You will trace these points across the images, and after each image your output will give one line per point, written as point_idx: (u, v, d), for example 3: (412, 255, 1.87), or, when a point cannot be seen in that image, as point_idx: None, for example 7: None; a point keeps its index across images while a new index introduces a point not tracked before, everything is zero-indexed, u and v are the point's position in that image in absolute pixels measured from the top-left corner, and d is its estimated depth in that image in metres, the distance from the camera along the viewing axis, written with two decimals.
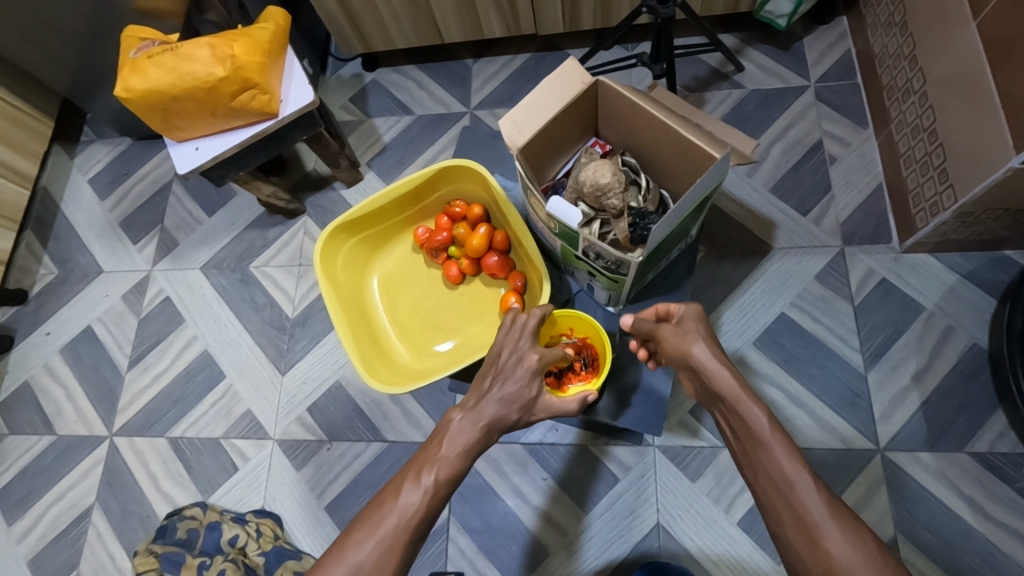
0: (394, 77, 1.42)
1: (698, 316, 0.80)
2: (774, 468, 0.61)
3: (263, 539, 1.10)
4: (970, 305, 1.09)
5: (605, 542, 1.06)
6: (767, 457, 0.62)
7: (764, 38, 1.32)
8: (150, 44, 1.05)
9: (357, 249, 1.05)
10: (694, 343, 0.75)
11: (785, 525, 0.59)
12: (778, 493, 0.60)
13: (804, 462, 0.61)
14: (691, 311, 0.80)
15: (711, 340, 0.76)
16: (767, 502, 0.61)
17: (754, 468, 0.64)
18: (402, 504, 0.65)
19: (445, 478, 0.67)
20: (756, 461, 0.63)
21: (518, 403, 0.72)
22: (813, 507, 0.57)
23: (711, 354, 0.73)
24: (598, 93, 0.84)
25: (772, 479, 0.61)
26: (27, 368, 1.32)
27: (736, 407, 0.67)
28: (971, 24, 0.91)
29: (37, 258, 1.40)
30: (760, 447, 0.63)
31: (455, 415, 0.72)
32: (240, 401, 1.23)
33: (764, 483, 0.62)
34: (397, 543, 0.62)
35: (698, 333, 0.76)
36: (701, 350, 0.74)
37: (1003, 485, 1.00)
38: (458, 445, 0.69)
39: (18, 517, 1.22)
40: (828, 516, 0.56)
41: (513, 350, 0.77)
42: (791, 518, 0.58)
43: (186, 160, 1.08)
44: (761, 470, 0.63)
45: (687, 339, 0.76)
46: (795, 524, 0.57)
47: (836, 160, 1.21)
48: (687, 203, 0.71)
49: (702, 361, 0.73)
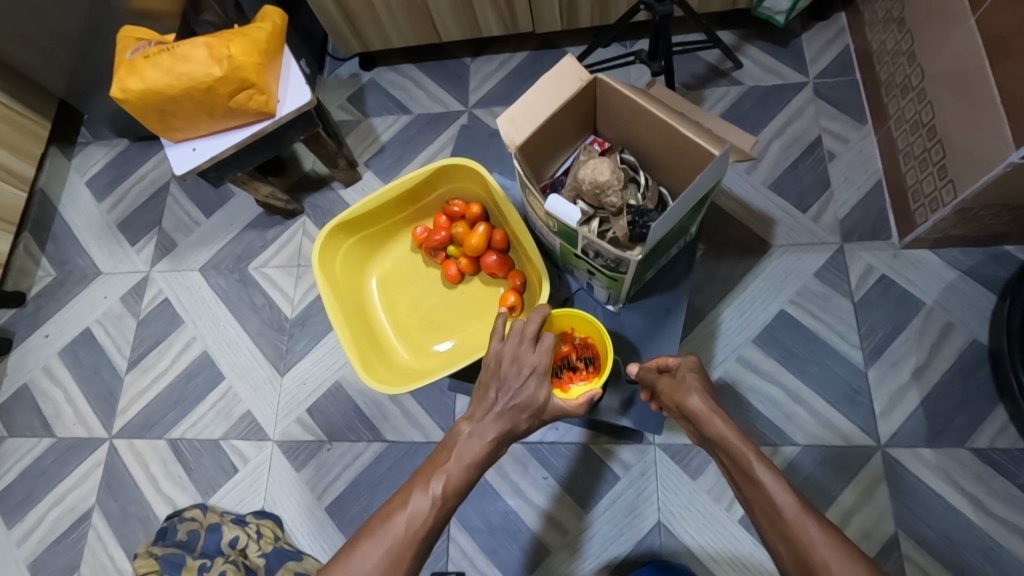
0: (392, 76, 1.42)
1: (694, 367, 0.83)
2: (772, 508, 0.65)
3: (263, 541, 1.09)
4: (970, 301, 1.09)
5: (606, 540, 1.06)
6: (763, 497, 0.66)
7: (762, 35, 1.31)
8: (147, 44, 1.05)
9: (356, 249, 1.05)
10: (687, 393, 0.77)
11: (786, 559, 0.63)
12: (778, 531, 0.64)
13: (796, 497, 0.64)
14: (689, 362, 0.83)
15: (702, 387, 0.78)
16: (772, 543, 0.64)
17: (756, 512, 0.67)
18: (410, 512, 0.65)
19: (453, 488, 0.68)
20: (758, 505, 0.67)
21: (527, 412, 0.73)
22: (812, 542, 0.60)
23: (705, 404, 0.76)
24: (597, 91, 0.83)
25: (770, 518, 0.65)
26: (26, 370, 1.32)
27: (733, 453, 0.71)
28: (969, 20, 0.91)
29: (35, 260, 1.39)
30: (756, 488, 0.67)
31: (462, 427, 0.72)
32: (240, 402, 1.23)
33: (767, 525, 0.65)
34: (404, 552, 0.63)
35: (691, 382, 0.79)
36: (695, 399, 0.76)
37: (1003, 480, 1.00)
38: (467, 457, 0.70)
39: (18, 519, 1.22)
40: (823, 545, 0.59)
41: (514, 358, 0.74)
42: (794, 556, 0.61)
43: (183, 161, 1.08)
44: (763, 513, 0.66)
45: (682, 390, 0.78)
46: (799, 561, 0.61)
47: (835, 157, 1.21)
48: (687, 200, 0.70)
49: (696, 410, 0.76)
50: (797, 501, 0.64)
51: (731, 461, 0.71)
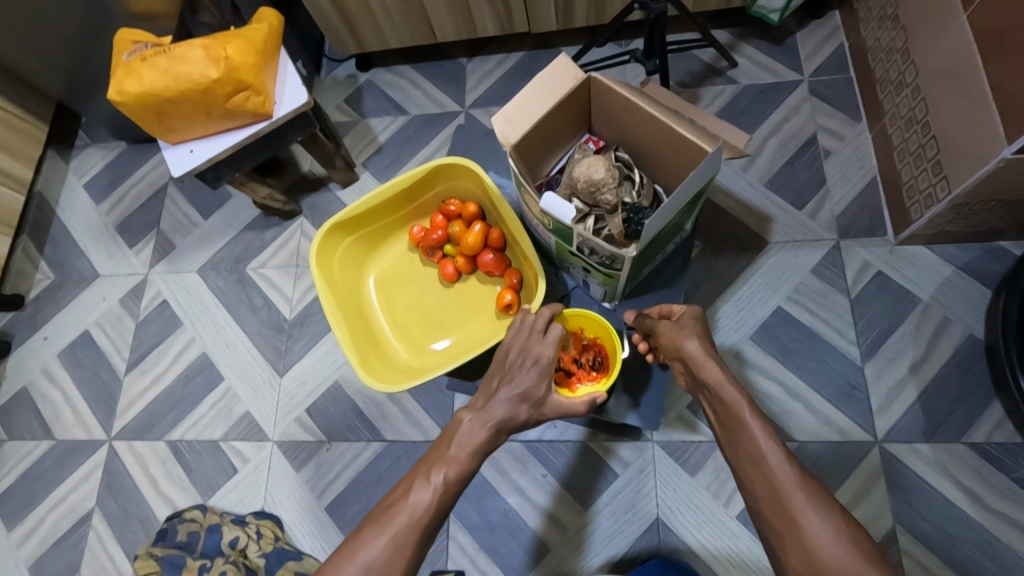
0: (388, 77, 1.42)
1: (697, 316, 0.81)
2: (756, 454, 0.66)
3: (263, 541, 1.10)
4: (966, 296, 1.09)
5: (606, 538, 1.06)
6: (751, 444, 0.67)
7: (758, 33, 1.32)
8: (143, 46, 1.05)
9: (353, 248, 1.06)
10: (686, 338, 0.77)
11: (761, 501, 0.64)
12: (759, 475, 0.65)
13: (784, 448, 0.65)
14: (692, 311, 0.82)
15: (703, 334, 0.78)
16: (750, 486, 0.66)
17: (737, 453, 0.68)
18: (412, 502, 0.65)
19: (454, 476, 0.68)
20: (742, 450, 0.67)
21: (527, 403, 0.73)
22: (792, 490, 0.62)
23: (703, 349, 0.76)
24: (591, 90, 0.84)
25: (753, 461, 0.66)
26: (26, 373, 1.32)
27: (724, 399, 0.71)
28: (962, 16, 0.91)
29: (33, 263, 1.40)
30: (744, 433, 0.68)
31: (463, 415, 0.73)
32: (239, 402, 1.23)
33: (748, 470, 0.66)
34: (408, 541, 0.62)
35: (692, 328, 0.79)
36: (693, 345, 0.76)
37: (1001, 475, 1.01)
38: (469, 444, 0.70)
39: (18, 522, 1.22)
40: (800, 493, 0.61)
41: (521, 349, 0.77)
42: (769, 499, 0.63)
43: (180, 163, 1.08)
44: (745, 458, 0.67)
45: (681, 334, 0.78)
46: (770, 502, 0.62)
47: (830, 154, 1.22)
48: (681, 196, 0.71)
49: (693, 355, 0.75)
50: (784, 452, 0.65)
51: (722, 404, 0.71)
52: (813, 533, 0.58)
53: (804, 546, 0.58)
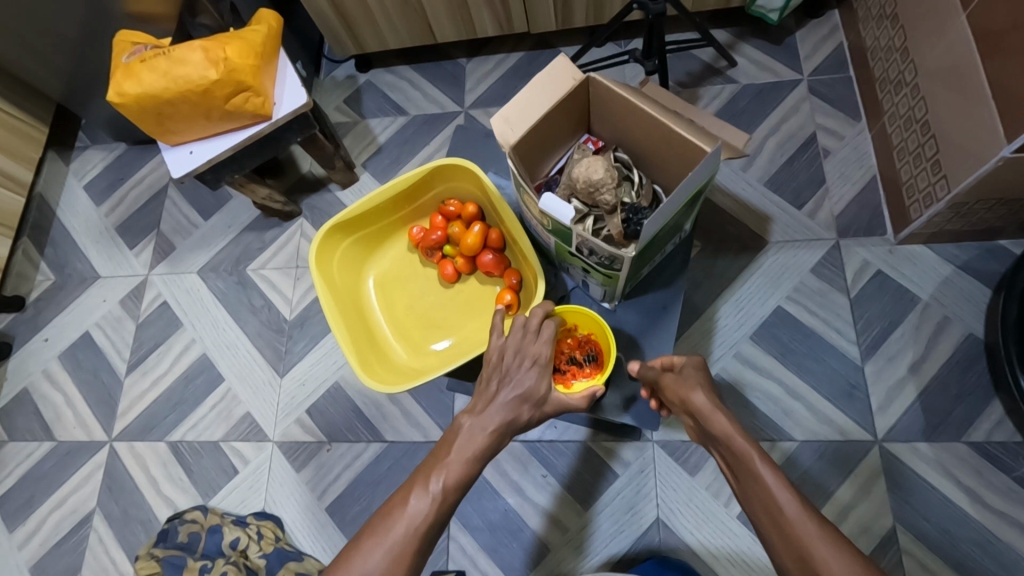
0: (388, 78, 1.42)
1: (699, 366, 0.82)
2: (772, 503, 0.65)
3: (264, 542, 1.10)
4: (965, 295, 1.09)
5: (606, 537, 1.06)
6: (766, 494, 0.66)
7: (757, 33, 1.32)
8: (143, 48, 1.05)
9: (353, 250, 1.06)
10: (691, 389, 0.77)
11: (783, 554, 0.63)
12: (777, 525, 0.64)
13: (798, 494, 0.65)
14: (693, 361, 0.82)
15: (708, 385, 0.78)
16: (771, 541, 0.64)
17: (754, 506, 0.67)
18: (410, 511, 0.65)
19: (453, 484, 0.68)
20: (758, 504, 0.67)
21: (528, 403, 0.73)
22: (813, 541, 0.60)
23: (708, 399, 0.76)
24: (591, 90, 0.84)
25: (770, 510, 0.65)
26: (26, 374, 1.32)
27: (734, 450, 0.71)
28: (961, 15, 0.91)
29: (34, 265, 1.40)
30: (757, 483, 0.67)
31: (463, 420, 0.72)
32: (239, 403, 1.23)
33: (767, 525, 0.65)
34: (406, 551, 0.63)
35: (696, 379, 0.79)
36: (699, 396, 0.76)
37: (1000, 474, 1.01)
38: (468, 450, 0.70)
39: (19, 523, 1.23)
40: (818, 539, 0.60)
41: (518, 351, 0.76)
42: (793, 555, 0.62)
43: (180, 164, 1.08)
44: (762, 511, 0.66)
45: (686, 385, 0.78)
46: (796, 559, 0.61)
47: (830, 153, 1.22)
48: (680, 196, 0.71)
49: (701, 407, 0.75)
50: (797, 498, 0.64)
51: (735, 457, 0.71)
52: None
53: None
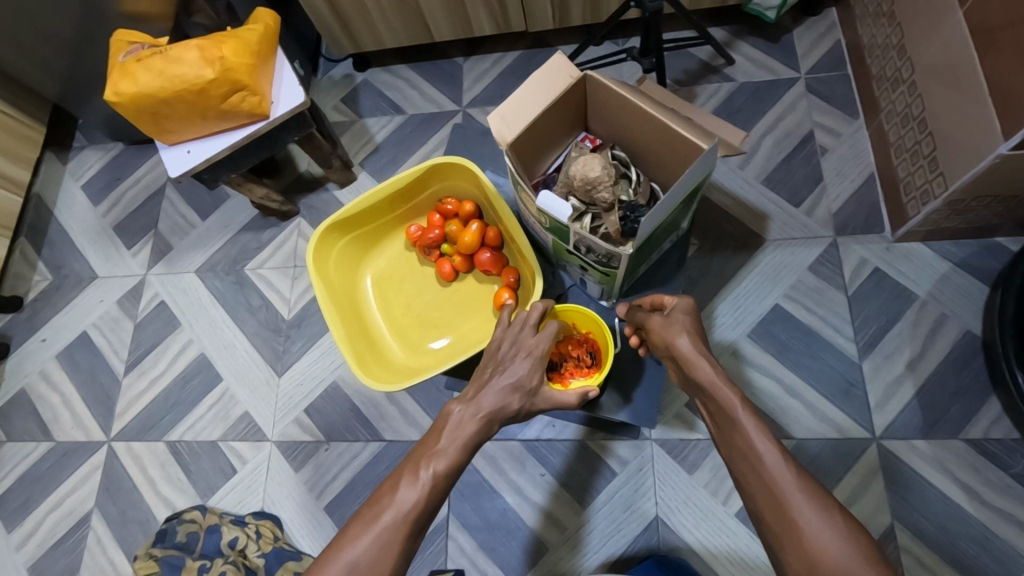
0: (385, 76, 1.42)
1: (689, 310, 0.79)
2: (751, 452, 0.62)
3: (263, 541, 1.10)
4: (963, 292, 1.10)
5: (605, 537, 1.06)
6: (745, 442, 0.63)
7: (754, 31, 1.32)
8: (139, 47, 1.05)
9: (350, 249, 1.06)
10: (678, 335, 0.74)
11: (759, 503, 0.60)
12: (754, 474, 0.61)
13: (781, 446, 0.62)
14: (683, 304, 0.79)
15: (695, 332, 0.76)
16: (742, 479, 0.63)
17: (732, 452, 0.65)
18: (399, 499, 0.64)
19: (443, 471, 0.66)
20: (733, 442, 0.65)
21: (519, 392, 0.73)
22: (786, 485, 0.58)
23: (694, 346, 0.73)
24: (587, 88, 0.84)
25: (747, 459, 0.62)
26: (24, 375, 1.32)
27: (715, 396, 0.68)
28: (958, 13, 0.91)
29: (31, 266, 1.39)
30: (736, 430, 0.64)
31: (453, 407, 0.72)
32: (237, 403, 1.23)
33: (744, 470, 0.63)
34: (395, 540, 0.61)
35: (684, 325, 0.76)
36: (685, 341, 0.74)
37: (998, 471, 1.01)
38: (459, 436, 0.69)
39: (17, 524, 1.22)
40: (799, 492, 0.58)
41: (513, 342, 0.78)
42: (763, 495, 0.60)
43: (177, 163, 1.08)
44: (736, 448, 0.64)
45: (673, 331, 0.76)
46: (772, 510, 0.58)
47: (827, 151, 1.22)
48: (677, 193, 0.71)
49: (684, 352, 0.73)
50: (778, 449, 0.61)
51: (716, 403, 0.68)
52: (811, 531, 0.55)
53: (802, 545, 0.55)
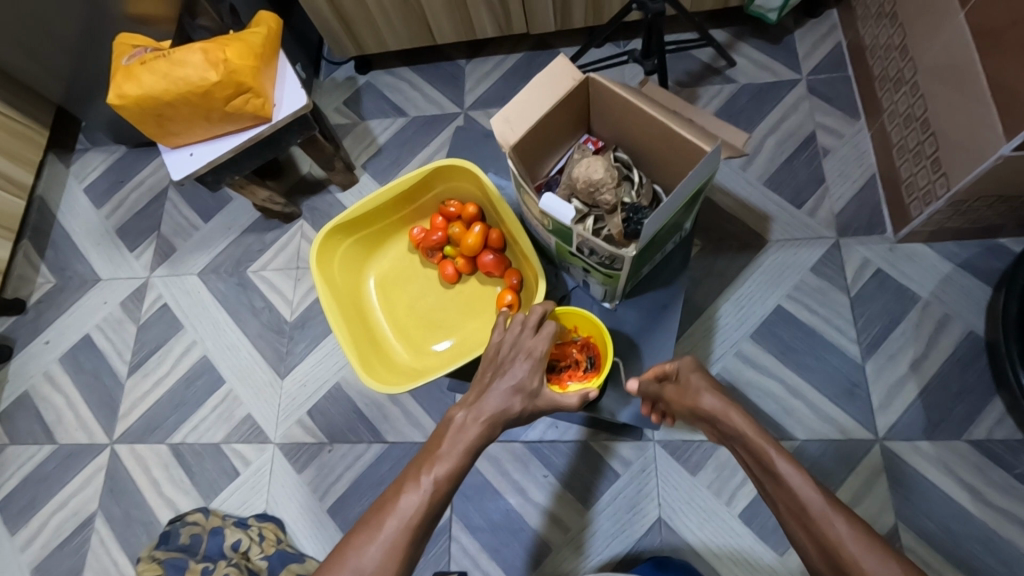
0: (387, 79, 1.43)
1: (693, 366, 0.83)
2: (798, 506, 0.68)
3: (266, 543, 1.10)
4: (965, 293, 1.10)
5: (607, 537, 1.06)
6: (791, 498, 0.69)
7: (755, 32, 1.32)
8: (143, 50, 1.05)
9: (353, 251, 1.06)
10: (699, 397, 0.79)
11: (817, 553, 0.67)
12: (805, 526, 0.68)
13: (826, 494, 0.68)
14: (686, 363, 0.82)
15: (715, 387, 0.80)
16: (798, 533, 0.69)
17: (781, 506, 0.71)
18: (403, 506, 0.65)
19: (445, 476, 0.68)
20: (784, 501, 0.70)
21: (521, 394, 0.73)
22: (840, 539, 0.64)
23: (719, 402, 0.78)
24: (589, 90, 0.84)
25: (797, 514, 0.68)
26: (27, 377, 1.32)
27: (752, 451, 0.74)
28: (959, 14, 0.91)
29: (35, 268, 1.40)
30: (780, 485, 0.70)
31: (456, 412, 0.73)
32: (240, 405, 1.23)
33: (795, 524, 0.69)
34: (398, 545, 0.63)
35: (701, 384, 0.80)
36: (709, 400, 0.78)
37: (1002, 471, 1.01)
38: (461, 441, 0.70)
39: (20, 526, 1.23)
40: (851, 540, 0.64)
41: (513, 345, 0.77)
42: (823, 551, 0.66)
43: (181, 165, 1.08)
44: (786, 506, 0.70)
45: (692, 393, 0.80)
46: (830, 559, 0.65)
47: (829, 152, 1.22)
48: (680, 195, 0.71)
49: (712, 410, 0.78)
50: (823, 497, 0.67)
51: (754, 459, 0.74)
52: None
53: None
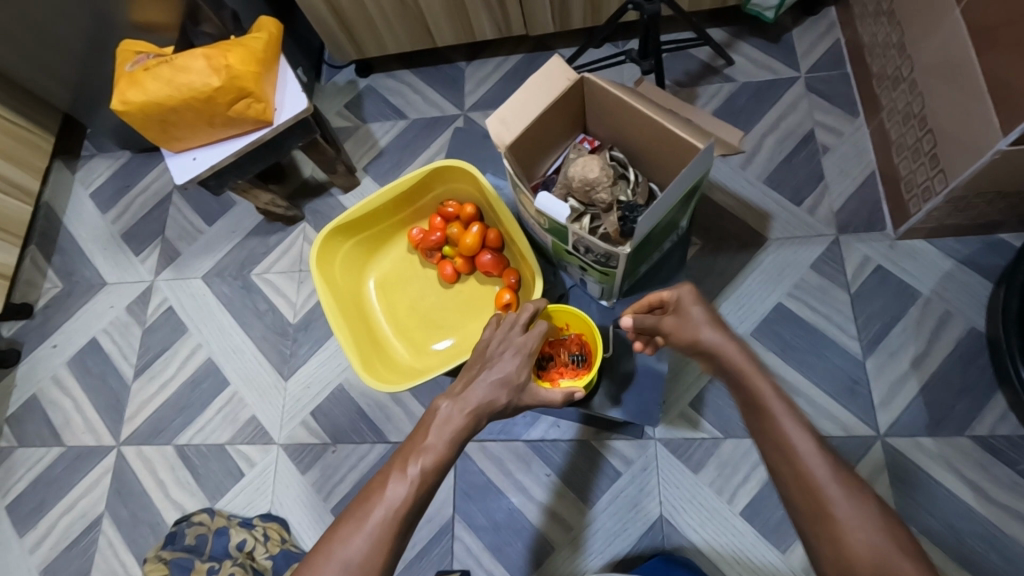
0: (389, 82, 1.44)
1: (692, 296, 0.78)
2: (784, 441, 0.61)
3: (270, 543, 1.11)
4: (968, 289, 1.09)
5: (609, 536, 1.06)
6: (781, 435, 0.62)
7: (754, 31, 1.32)
8: (146, 57, 1.07)
9: (354, 252, 1.07)
10: (698, 330, 0.75)
11: (797, 499, 0.59)
12: (788, 463, 0.61)
13: (813, 433, 0.61)
14: (684, 294, 0.78)
15: (715, 322, 0.75)
16: (778, 472, 0.62)
17: (762, 438, 0.64)
18: (389, 495, 0.64)
19: (431, 466, 0.67)
20: (764, 431, 0.64)
21: (506, 387, 0.74)
22: (822, 478, 0.58)
23: (719, 335, 0.73)
24: (585, 91, 0.85)
25: (779, 446, 0.62)
26: (35, 381, 1.34)
27: (744, 383, 0.68)
28: (955, 10, 0.91)
29: (42, 273, 1.42)
30: (767, 419, 0.64)
31: (441, 402, 0.72)
32: (245, 407, 1.24)
33: (776, 456, 0.62)
34: (385, 536, 0.62)
35: (699, 318, 0.76)
36: (708, 333, 0.74)
37: (1006, 468, 1.00)
38: (447, 431, 0.69)
39: (29, 528, 1.24)
40: (834, 483, 0.57)
41: (502, 341, 0.79)
42: (798, 485, 0.59)
43: (184, 170, 1.09)
44: (772, 445, 0.63)
45: (689, 328, 0.75)
46: (805, 496, 0.58)
47: (829, 149, 1.22)
48: (675, 192, 0.72)
49: (712, 343, 0.73)
50: (812, 440, 0.61)
51: (741, 388, 0.68)
52: (846, 521, 0.55)
53: (835, 536, 0.55)
